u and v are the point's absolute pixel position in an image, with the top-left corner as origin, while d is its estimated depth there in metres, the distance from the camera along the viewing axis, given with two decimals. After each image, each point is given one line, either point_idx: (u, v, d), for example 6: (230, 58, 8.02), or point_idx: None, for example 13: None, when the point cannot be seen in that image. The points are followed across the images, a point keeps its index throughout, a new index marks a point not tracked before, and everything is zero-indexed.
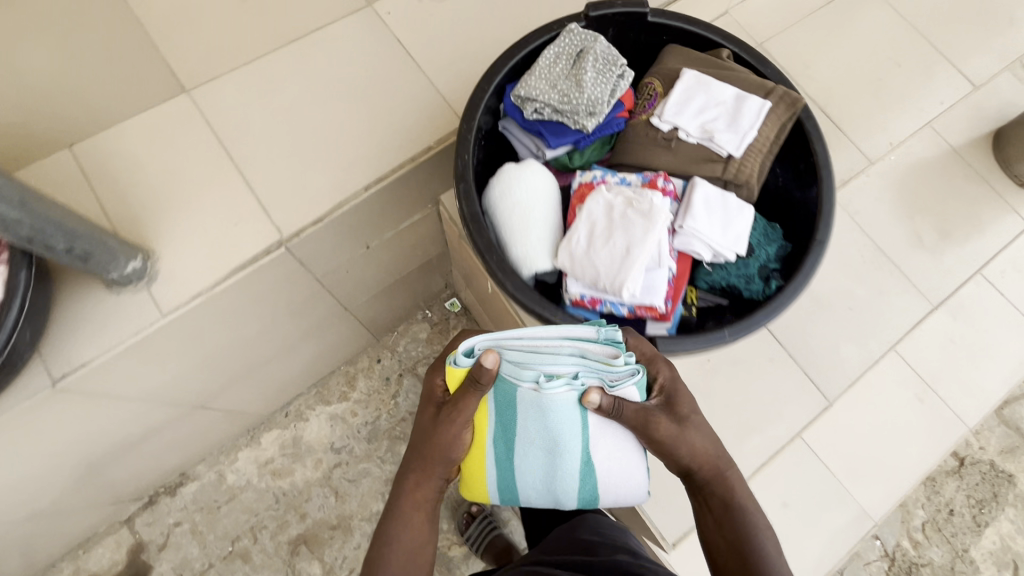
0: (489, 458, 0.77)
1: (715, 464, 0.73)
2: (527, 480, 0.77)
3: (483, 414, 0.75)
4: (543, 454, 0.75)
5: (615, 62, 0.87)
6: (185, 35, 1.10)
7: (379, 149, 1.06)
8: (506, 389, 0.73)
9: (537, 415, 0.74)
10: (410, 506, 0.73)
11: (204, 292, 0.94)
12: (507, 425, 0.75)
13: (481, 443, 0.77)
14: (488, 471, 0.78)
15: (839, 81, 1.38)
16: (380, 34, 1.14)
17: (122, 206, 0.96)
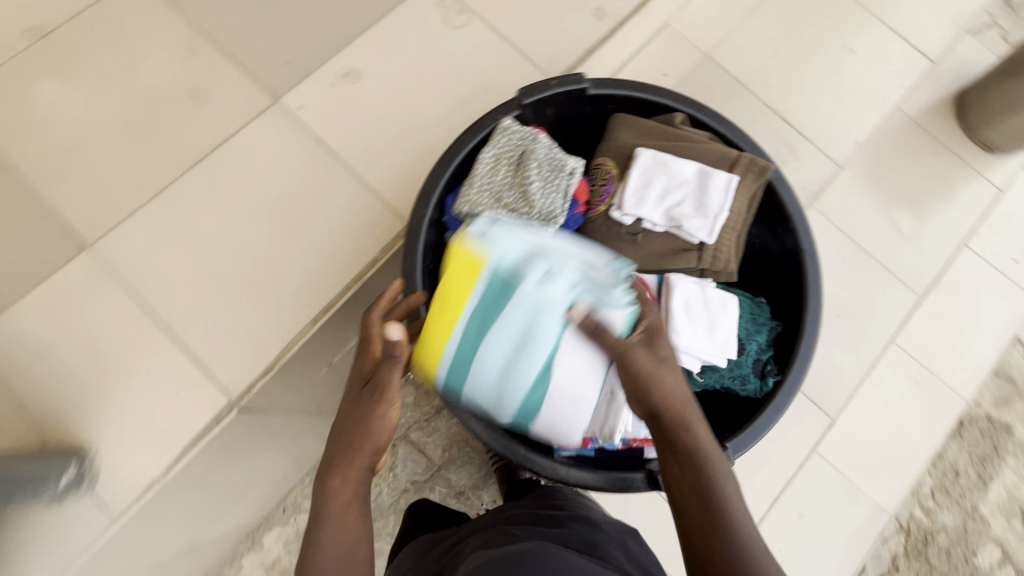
0: (457, 332, 0.66)
1: (688, 419, 0.55)
2: (483, 377, 0.66)
3: (470, 288, 0.65)
4: (509, 350, 0.65)
5: (562, 166, 0.79)
6: (74, 177, 0.96)
7: (321, 271, 0.95)
8: (508, 279, 0.65)
9: (514, 319, 0.64)
10: (334, 521, 0.53)
11: (158, 481, 0.85)
12: (483, 314, 0.65)
13: (455, 312, 0.66)
14: (450, 346, 0.66)
15: (792, 81, 1.30)
16: (295, 134, 1.01)
17: (43, 402, 0.85)
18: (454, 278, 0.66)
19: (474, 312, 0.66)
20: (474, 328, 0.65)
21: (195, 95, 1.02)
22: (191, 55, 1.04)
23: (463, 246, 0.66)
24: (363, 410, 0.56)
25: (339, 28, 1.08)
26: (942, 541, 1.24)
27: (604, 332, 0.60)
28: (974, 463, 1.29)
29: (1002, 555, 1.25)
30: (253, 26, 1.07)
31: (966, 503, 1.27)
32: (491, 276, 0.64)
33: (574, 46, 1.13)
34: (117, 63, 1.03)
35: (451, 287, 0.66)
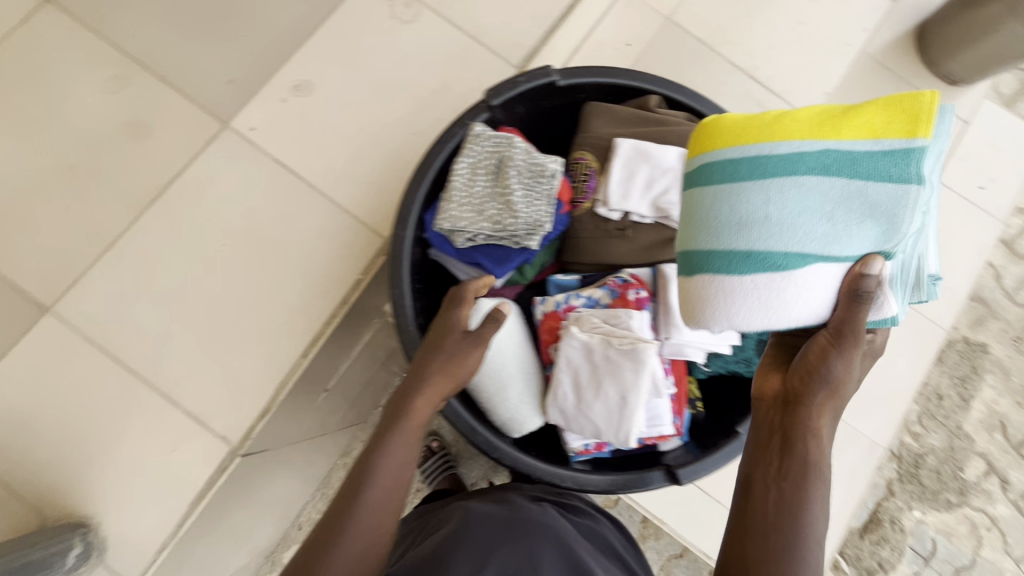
0: (782, 147, 0.56)
1: (820, 426, 0.51)
2: (742, 202, 0.57)
3: (897, 133, 0.52)
4: (824, 223, 0.53)
5: (542, 171, 0.75)
6: (19, 236, 0.89)
7: (303, 302, 0.91)
8: (867, 163, 0.53)
9: (879, 188, 0.52)
10: (404, 430, 0.59)
11: (170, 540, 0.83)
12: (836, 167, 0.54)
13: (831, 132, 0.55)
14: (784, 144, 0.56)
15: (756, 35, 1.27)
16: (251, 159, 0.95)
17: (33, 478, 0.81)
18: (887, 112, 0.53)
19: (821, 158, 0.55)
20: (782, 167, 0.55)
21: (135, 129, 0.95)
22: (123, 86, 0.96)
23: (933, 95, 0.51)
24: (452, 341, 0.65)
25: (282, 37, 1.00)
26: (932, 463, 1.28)
27: (865, 296, 0.52)
28: (955, 384, 1.32)
29: (987, 467, 1.30)
30: (186, 45, 0.99)
31: (952, 424, 1.31)
32: (914, 148, 0.51)
33: (534, 28, 1.07)
34: (42, 104, 0.94)
35: (859, 115, 0.54)
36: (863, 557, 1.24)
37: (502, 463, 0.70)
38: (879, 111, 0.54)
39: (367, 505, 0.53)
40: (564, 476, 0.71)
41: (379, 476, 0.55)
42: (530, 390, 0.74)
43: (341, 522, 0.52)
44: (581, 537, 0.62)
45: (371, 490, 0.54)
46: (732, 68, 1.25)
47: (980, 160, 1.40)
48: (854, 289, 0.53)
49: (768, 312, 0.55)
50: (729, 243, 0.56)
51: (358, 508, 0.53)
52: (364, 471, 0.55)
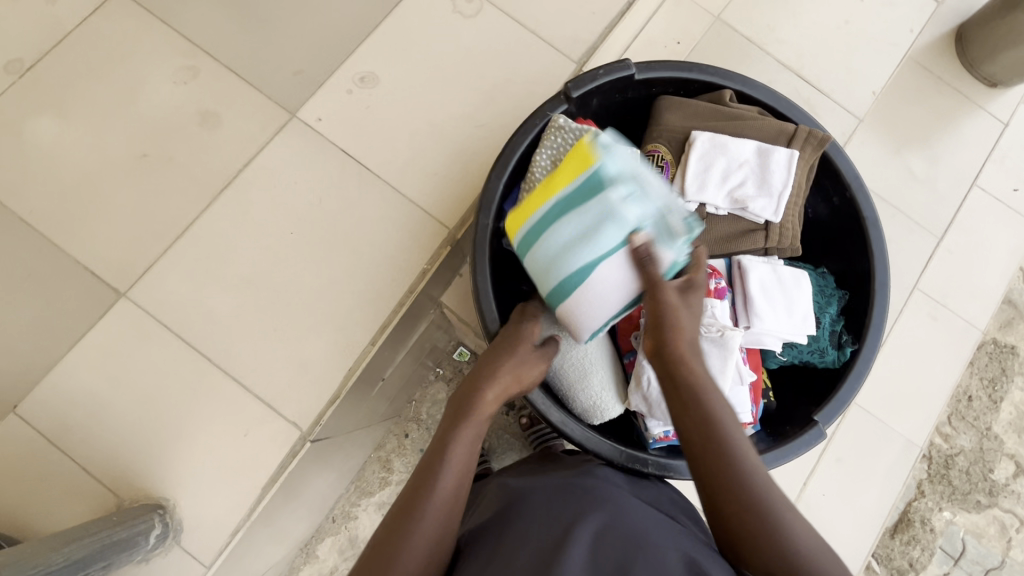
0: (535, 213, 0.71)
1: (695, 368, 0.60)
2: (547, 246, 0.70)
3: (578, 168, 0.69)
4: (592, 232, 0.68)
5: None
6: (93, 221, 0.90)
7: (371, 289, 0.92)
8: (596, 177, 0.68)
9: (597, 201, 0.68)
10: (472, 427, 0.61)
11: (243, 524, 0.83)
12: (574, 199, 0.69)
13: (552, 187, 0.70)
14: (534, 215, 0.71)
15: (804, 36, 1.29)
16: (319, 149, 0.96)
17: (109, 461, 0.82)
18: (565, 172, 0.70)
19: (570, 195, 0.69)
20: (561, 207, 0.69)
21: (205, 117, 0.96)
22: (193, 75, 0.97)
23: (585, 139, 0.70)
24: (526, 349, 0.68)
25: (348, 30, 1.02)
26: (963, 463, 1.29)
27: (648, 262, 0.66)
28: (984, 385, 1.34)
29: (1016, 468, 1.31)
30: (254, 37, 1.00)
31: (981, 425, 1.32)
32: (596, 171, 0.68)
33: (592, 25, 1.09)
34: (115, 91, 0.95)
35: (553, 177, 0.71)
36: (894, 556, 1.24)
37: (585, 448, 0.72)
38: (564, 173, 0.70)
39: (442, 493, 0.55)
40: (646, 461, 0.72)
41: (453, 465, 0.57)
42: (610, 378, 0.76)
43: (419, 504, 0.54)
44: (645, 504, 0.64)
45: (444, 478, 0.56)
46: (782, 67, 1.26)
47: (1017, 162, 1.41)
48: (642, 256, 0.66)
49: (601, 307, 0.69)
50: (552, 277, 0.70)
51: (433, 493, 0.55)
52: (439, 460, 0.57)
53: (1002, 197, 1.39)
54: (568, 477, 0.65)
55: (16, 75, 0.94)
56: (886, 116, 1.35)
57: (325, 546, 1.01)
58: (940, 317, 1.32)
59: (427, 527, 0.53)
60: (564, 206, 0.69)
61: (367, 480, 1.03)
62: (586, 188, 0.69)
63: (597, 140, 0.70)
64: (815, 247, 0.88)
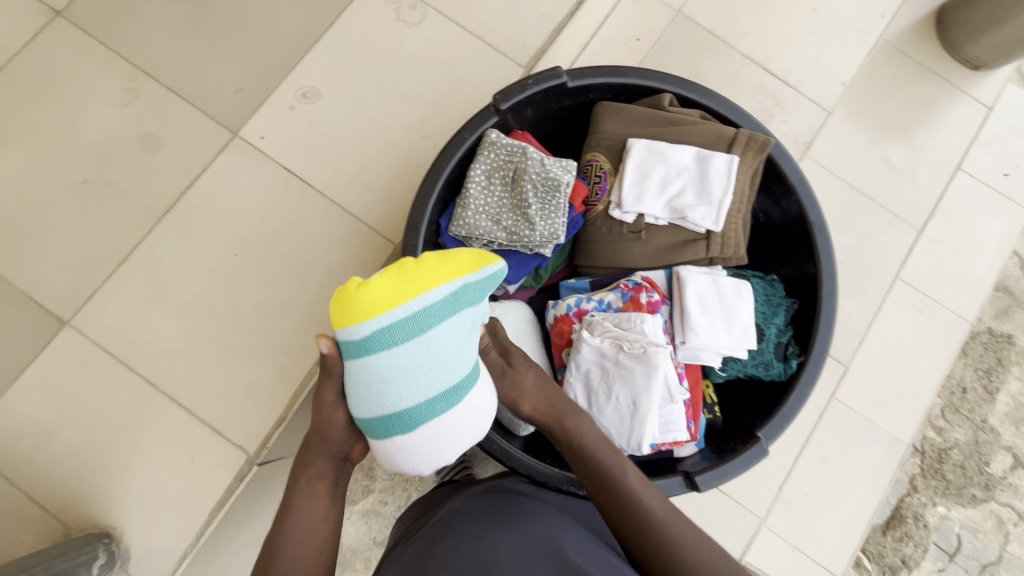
0: (415, 306, 0.57)
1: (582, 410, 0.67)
2: (428, 351, 0.57)
3: (463, 270, 0.61)
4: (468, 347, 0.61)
5: (557, 184, 0.75)
6: (39, 252, 0.90)
7: (316, 309, 0.91)
8: (477, 290, 0.62)
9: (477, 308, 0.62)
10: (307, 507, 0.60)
11: (193, 547, 0.84)
12: (424, 314, 0.57)
13: (429, 285, 0.58)
14: (414, 306, 0.57)
15: (771, 27, 1.25)
16: (262, 167, 0.95)
17: (56, 489, 0.83)
18: (447, 276, 0.59)
19: (446, 300, 0.59)
20: (441, 309, 0.58)
21: (147, 140, 0.95)
22: (134, 98, 0.96)
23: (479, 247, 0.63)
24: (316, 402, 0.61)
25: (289, 45, 1.00)
26: (956, 457, 1.22)
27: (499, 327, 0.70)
28: (979, 376, 1.26)
29: (1013, 460, 1.24)
30: (195, 56, 0.99)
31: (976, 417, 1.25)
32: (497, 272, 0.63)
33: (541, 27, 1.06)
34: (55, 120, 0.95)
35: (409, 277, 0.58)
36: (886, 554, 1.19)
37: (520, 472, 0.69)
38: (368, 305, 0.56)
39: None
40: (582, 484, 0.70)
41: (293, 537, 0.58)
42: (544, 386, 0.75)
43: None
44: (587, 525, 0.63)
45: (284, 557, 0.57)
46: (746, 61, 1.22)
47: (1005, 146, 1.34)
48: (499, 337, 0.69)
49: (448, 436, 0.59)
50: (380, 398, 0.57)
51: None
52: (276, 544, 0.57)
53: (988, 182, 1.32)
54: (504, 495, 0.63)
55: None
56: (861, 106, 1.29)
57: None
58: (925, 310, 1.26)
59: None
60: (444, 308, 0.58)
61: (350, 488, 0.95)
62: (474, 288, 0.61)
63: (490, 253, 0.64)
64: (765, 251, 0.85)
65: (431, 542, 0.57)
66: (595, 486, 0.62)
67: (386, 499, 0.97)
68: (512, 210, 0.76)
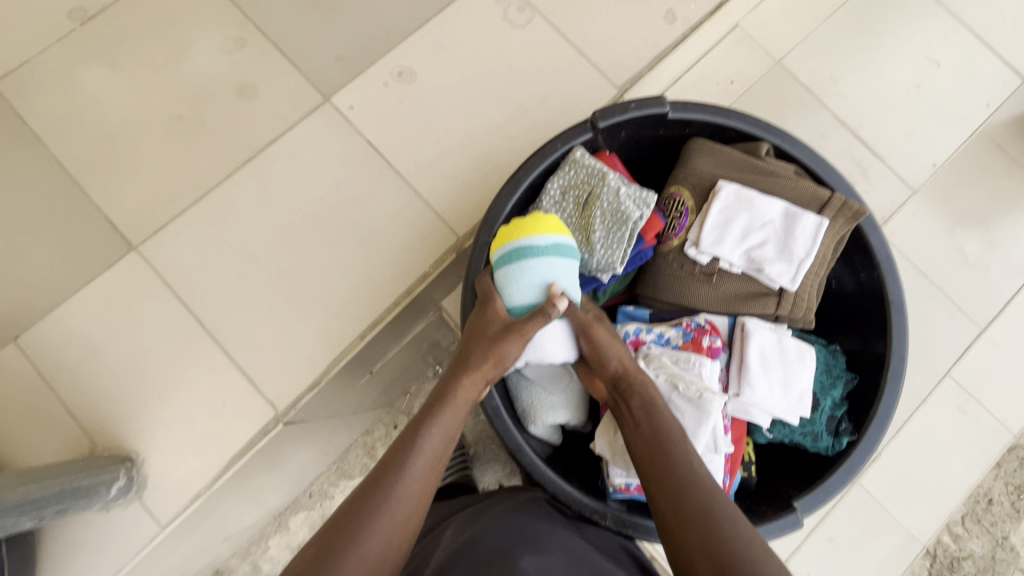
0: (499, 252, 0.69)
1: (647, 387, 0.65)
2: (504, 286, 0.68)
3: (544, 233, 0.68)
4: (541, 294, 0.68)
5: (626, 219, 0.72)
6: (123, 175, 0.93)
7: (370, 283, 0.92)
8: (557, 252, 0.69)
9: (560, 267, 0.69)
10: (446, 419, 0.61)
11: (205, 490, 0.85)
12: (563, 249, 0.69)
13: (511, 237, 0.69)
14: (499, 251, 0.69)
15: (868, 95, 1.22)
16: (347, 136, 0.97)
17: (91, 404, 0.85)
18: (527, 231, 0.68)
19: (524, 251, 0.68)
20: (517, 257, 0.68)
21: (244, 89, 0.98)
22: (241, 47, 0.99)
23: (556, 222, 0.70)
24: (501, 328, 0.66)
25: (396, 24, 1.02)
26: (968, 569, 1.15)
27: (575, 305, 0.69)
28: (1010, 491, 1.19)
29: None
30: (306, 18, 1.01)
31: (998, 533, 1.17)
32: (560, 244, 0.69)
33: (643, 53, 1.06)
34: (164, 52, 0.98)
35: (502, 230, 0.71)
36: None
37: (546, 489, 0.69)
38: (531, 227, 0.68)
39: (424, 455, 0.59)
40: (604, 513, 0.68)
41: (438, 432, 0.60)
42: (569, 386, 0.75)
43: (399, 463, 0.58)
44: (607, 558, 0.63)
45: (429, 440, 0.60)
46: (837, 125, 1.20)
47: None
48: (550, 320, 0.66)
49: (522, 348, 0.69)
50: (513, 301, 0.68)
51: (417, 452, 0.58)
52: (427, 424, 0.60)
53: None
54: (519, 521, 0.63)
55: (77, 23, 0.98)
56: (944, 191, 1.24)
57: (297, 519, 0.94)
58: (970, 412, 1.20)
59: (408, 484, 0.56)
60: (524, 255, 0.68)
61: (350, 463, 0.95)
62: (550, 250, 0.68)
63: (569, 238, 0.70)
64: (832, 320, 0.83)
65: (450, 564, 0.58)
66: (648, 460, 0.60)
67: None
68: (580, 233, 0.75)
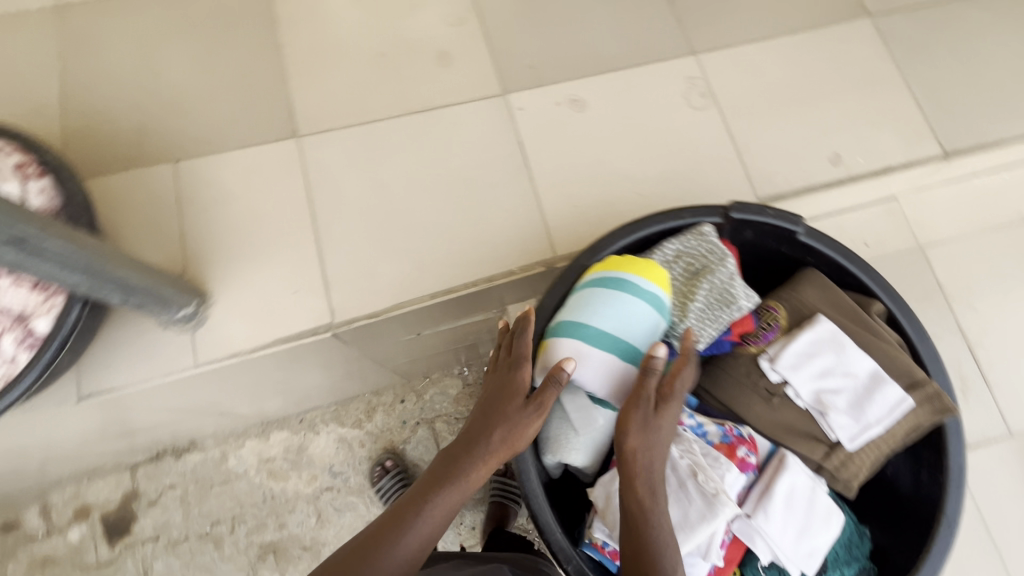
0: (608, 272, 0.73)
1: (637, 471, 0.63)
2: (596, 303, 0.71)
3: (652, 279, 0.73)
4: (619, 328, 0.72)
5: (729, 302, 0.75)
6: (320, 78, 1.07)
7: (462, 256, 0.99)
8: (652, 301, 0.73)
9: (648, 315, 0.73)
10: (449, 495, 0.62)
11: (242, 353, 0.92)
12: (656, 305, 0.73)
13: (625, 266, 0.73)
14: (608, 271, 0.73)
15: (1000, 318, 1.16)
16: (504, 128, 1.06)
17: (198, 239, 0.96)
18: (638, 269, 0.73)
19: (628, 284, 0.72)
20: (620, 286, 0.72)
21: (443, 56, 1.10)
22: (458, 24, 1.13)
23: (665, 277, 0.74)
24: (515, 404, 0.67)
25: (590, 60, 1.12)
26: None
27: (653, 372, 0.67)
28: None
29: None
30: (522, 26, 1.14)
31: None
32: (659, 296, 0.73)
33: (796, 178, 1.08)
34: (397, 2, 1.14)
35: (619, 256, 0.75)
36: None
37: (528, 504, 0.69)
38: (645, 270, 0.73)
39: (420, 529, 0.61)
40: (570, 557, 0.67)
41: (436, 506, 0.62)
42: (595, 433, 0.72)
43: (393, 536, 0.60)
44: None
45: (427, 514, 0.61)
46: (954, 331, 1.15)
47: None
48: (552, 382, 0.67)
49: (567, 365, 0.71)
50: (588, 320, 0.71)
51: (415, 525, 0.61)
52: (429, 495, 0.62)
53: None
54: None
55: None
56: None
57: (280, 435, 1.19)
58: None
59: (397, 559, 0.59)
60: (625, 288, 0.72)
61: (348, 411, 1.20)
62: (649, 297, 0.72)
63: (666, 299, 0.74)
64: (875, 507, 0.78)
65: None
66: (631, 516, 0.61)
67: (363, 441, 1.19)
68: (678, 301, 0.76)
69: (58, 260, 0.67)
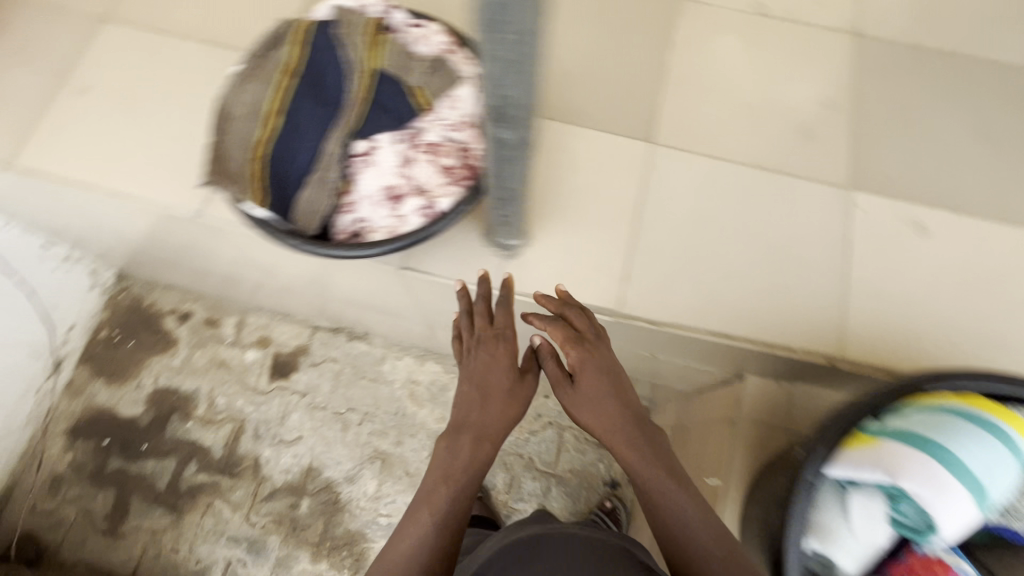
0: (985, 412, 0.72)
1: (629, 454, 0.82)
2: (966, 434, 0.71)
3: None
4: (984, 470, 0.71)
5: None
6: (687, 105, 1.18)
7: (752, 311, 1.01)
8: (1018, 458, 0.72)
9: (1010, 471, 0.71)
10: (471, 468, 0.84)
11: (533, 297, 1.03)
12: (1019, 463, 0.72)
13: (1005, 415, 0.72)
14: (985, 411, 0.72)
15: None
16: (838, 218, 1.07)
17: (539, 188, 1.09)
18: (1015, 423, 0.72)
19: (1003, 432, 0.71)
20: (995, 430, 0.71)
21: (804, 130, 1.15)
22: (829, 109, 1.17)
23: None
24: (480, 348, 0.93)
25: (948, 194, 1.09)
26: None
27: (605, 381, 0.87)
28: None
29: None
30: (888, 133, 1.15)
31: None
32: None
33: None
34: (780, 69, 1.21)
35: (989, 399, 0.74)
36: None
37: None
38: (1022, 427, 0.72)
39: (449, 494, 0.81)
40: None
41: (461, 469, 0.83)
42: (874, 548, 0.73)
43: (426, 506, 0.80)
44: None
45: (451, 484, 0.82)
46: None
47: None
48: (532, 360, 0.93)
49: (917, 475, 0.70)
50: (953, 445, 0.71)
51: (442, 490, 0.81)
52: (453, 471, 0.83)
53: None
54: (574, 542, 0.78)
55: (751, 14, 1.28)
56: None
57: None
58: None
59: (418, 526, 0.78)
60: (1000, 434, 0.71)
61: None
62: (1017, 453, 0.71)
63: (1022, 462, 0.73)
64: None
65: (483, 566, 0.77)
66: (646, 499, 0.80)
67: None
68: None
69: (504, 174, 0.77)
